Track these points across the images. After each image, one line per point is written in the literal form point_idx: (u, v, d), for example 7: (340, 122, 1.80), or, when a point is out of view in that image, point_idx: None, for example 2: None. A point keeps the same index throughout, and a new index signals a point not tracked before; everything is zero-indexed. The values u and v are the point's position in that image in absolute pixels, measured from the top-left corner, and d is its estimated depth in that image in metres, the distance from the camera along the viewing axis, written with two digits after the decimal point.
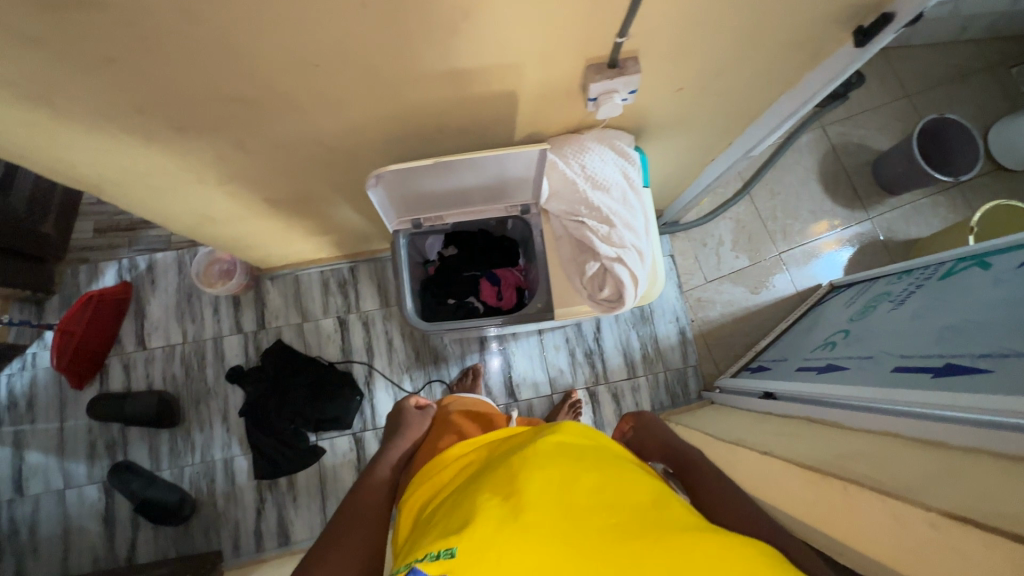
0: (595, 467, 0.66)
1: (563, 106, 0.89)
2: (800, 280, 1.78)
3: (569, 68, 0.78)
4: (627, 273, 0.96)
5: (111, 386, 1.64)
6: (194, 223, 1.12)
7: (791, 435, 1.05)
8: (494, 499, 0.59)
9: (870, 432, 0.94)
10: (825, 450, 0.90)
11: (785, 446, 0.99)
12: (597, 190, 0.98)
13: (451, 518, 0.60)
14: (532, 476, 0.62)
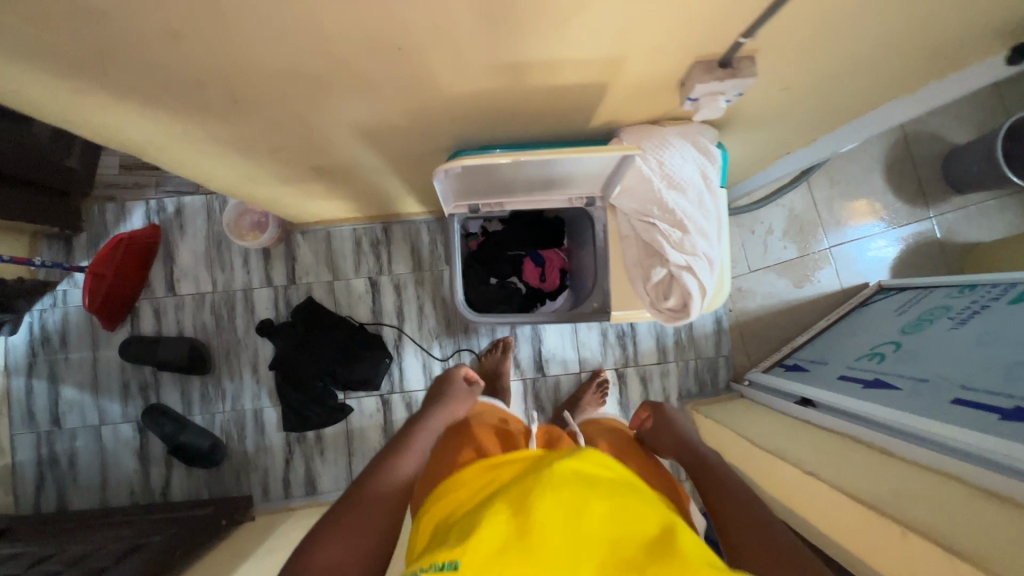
0: (619, 497, 0.57)
1: (653, 99, 0.81)
2: (847, 277, 1.71)
3: (673, 64, 0.69)
4: (696, 284, 0.91)
5: (143, 329, 1.64)
6: (237, 185, 1.06)
7: (836, 458, 1.04)
8: (503, 511, 0.54)
9: (931, 473, 0.93)
10: (885, 492, 0.90)
11: (834, 474, 0.98)
12: (674, 191, 0.91)
13: (461, 531, 0.56)
14: (548, 496, 0.56)
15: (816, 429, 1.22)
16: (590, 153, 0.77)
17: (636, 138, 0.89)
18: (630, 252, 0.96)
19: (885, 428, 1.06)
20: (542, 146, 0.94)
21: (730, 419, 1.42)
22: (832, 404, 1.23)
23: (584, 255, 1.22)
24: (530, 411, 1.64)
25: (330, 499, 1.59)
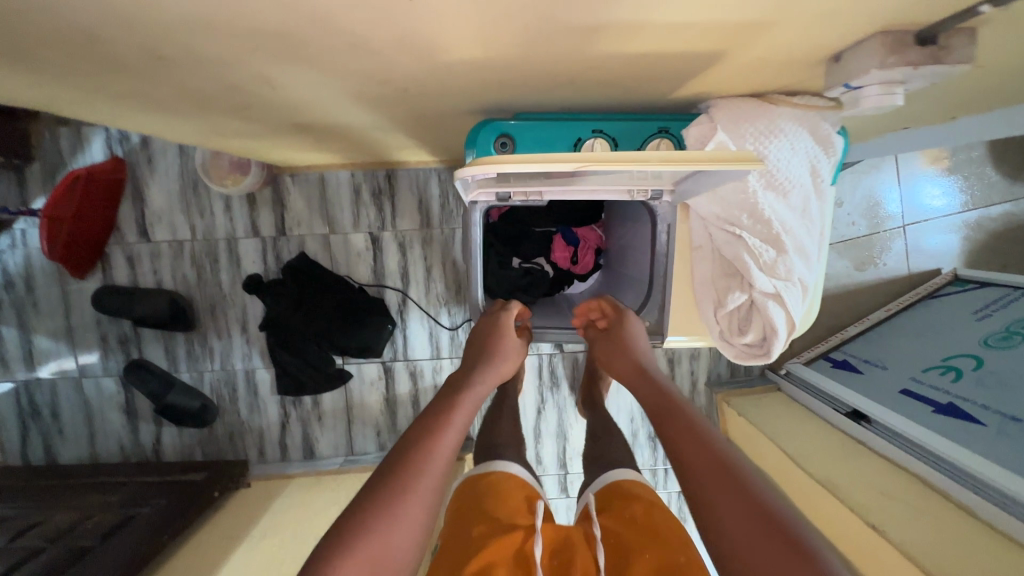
0: None
1: (769, 71, 0.56)
2: (917, 261, 1.49)
3: (825, 35, 0.45)
4: (783, 316, 0.70)
5: (116, 278, 1.46)
6: (197, 135, 0.83)
7: (902, 512, 0.91)
8: None
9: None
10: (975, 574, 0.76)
11: (903, 535, 0.87)
12: (772, 195, 0.68)
13: None
14: None
15: (871, 456, 1.09)
16: (681, 164, 0.54)
17: (734, 122, 0.65)
18: (705, 269, 0.77)
19: (961, 475, 0.92)
20: (601, 121, 0.70)
21: (767, 422, 1.29)
22: (892, 427, 1.08)
23: (628, 241, 1.01)
24: (544, 388, 1.51)
25: (329, 465, 1.52)
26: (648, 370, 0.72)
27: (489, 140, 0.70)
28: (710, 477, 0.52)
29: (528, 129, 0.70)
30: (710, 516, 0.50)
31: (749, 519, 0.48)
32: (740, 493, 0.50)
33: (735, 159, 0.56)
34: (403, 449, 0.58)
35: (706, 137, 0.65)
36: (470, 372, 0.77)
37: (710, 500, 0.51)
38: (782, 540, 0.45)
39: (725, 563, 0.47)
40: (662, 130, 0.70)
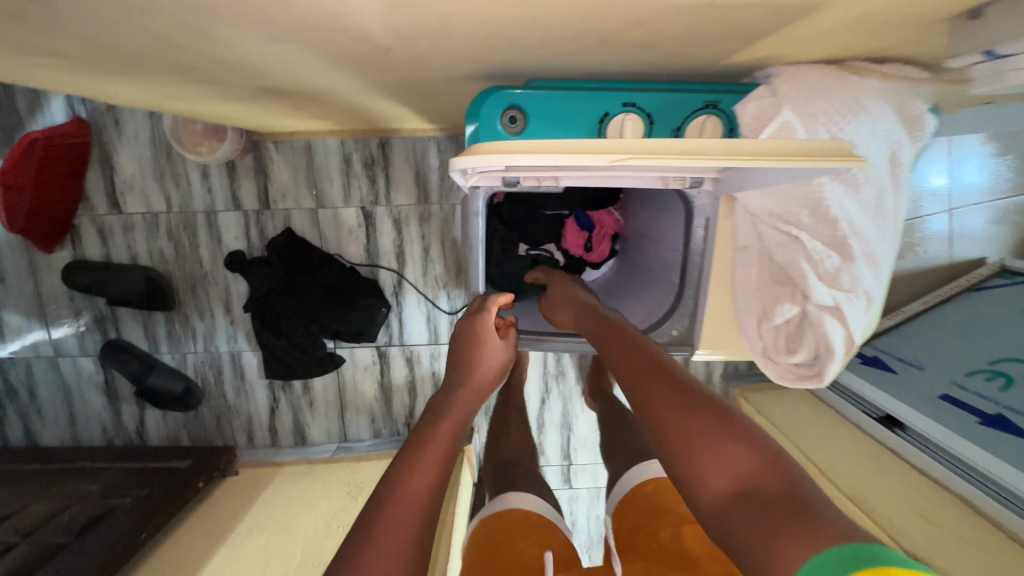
0: None
1: (859, 30, 0.43)
2: (962, 249, 1.36)
3: None
4: (841, 333, 0.59)
5: (89, 252, 1.35)
6: (149, 96, 0.70)
7: (947, 542, 0.83)
8: None
9: None
10: None
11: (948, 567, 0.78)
12: (840, 187, 0.56)
13: None
14: None
15: (908, 469, 1.01)
16: (740, 161, 0.42)
17: (804, 96, 0.51)
18: (750, 273, 0.66)
19: (1013, 501, 0.83)
20: (634, 92, 0.56)
21: (790, 425, 1.20)
22: (931, 438, 0.99)
23: (650, 231, 0.88)
24: (549, 377, 1.42)
25: (321, 452, 1.45)
26: (592, 306, 0.72)
27: (494, 113, 0.57)
28: (646, 377, 0.53)
29: (543, 101, 0.57)
30: (643, 408, 0.51)
31: (677, 400, 0.49)
32: (673, 386, 0.51)
33: (803, 155, 0.43)
34: (353, 546, 0.45)
35: (766, 114, 0.52)
36: (442, 397, 0.63)
37: (643, 393, 0.52)
38: (707, 412, 0.46)
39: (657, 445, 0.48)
40: (710, 105, 0.57)
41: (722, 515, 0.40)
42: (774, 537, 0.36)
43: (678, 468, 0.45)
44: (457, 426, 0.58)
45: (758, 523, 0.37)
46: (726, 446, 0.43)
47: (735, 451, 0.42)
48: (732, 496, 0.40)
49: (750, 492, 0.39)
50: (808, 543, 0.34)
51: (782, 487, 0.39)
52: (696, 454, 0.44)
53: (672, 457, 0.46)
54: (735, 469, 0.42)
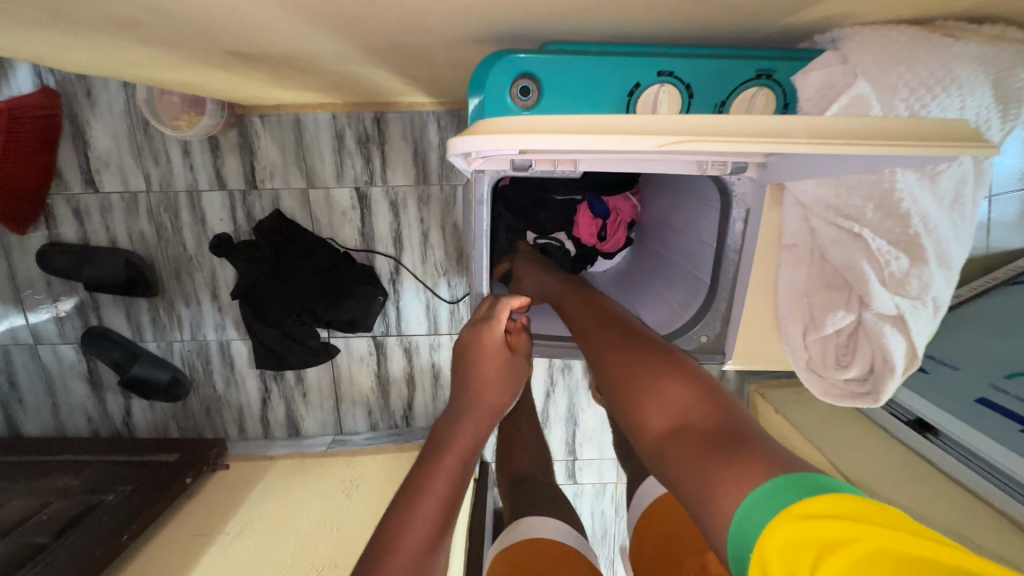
0: None
1: None
2: (1001, 238, 1.24)
3: None
4: (902, 346, 0.51)
5: (64, 233, 1.26)
6: (103, 61, 0.61)
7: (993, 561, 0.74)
8: None
9: None
10: None
11: None
12: (915, 176, 0.46)
13: None
14: None
15: (942, 479, 0.93)
16: (829, 146, 0.32)
17: (881, 64, 0.42)
18: (798, 275, 0.57)
19: None
20: (672, 58, 0.47)
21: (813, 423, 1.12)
22: (967, 444, 0.92)
23: (673, 219, 0.80)
24: (555, 369, 1.35)
25: (316, 445, 1.39)
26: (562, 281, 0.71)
27: (504, 83, 0.48)
28: (606, 337, 0.52)
29: (562, 68, 0.47)
30: (601, 366, 0.50)
31: (632, 354, 0.47)
32: (630, 342, 0.49)
33: (909, 139, 0.33)
34: None
35: (834, 84, 0.44)
36: (450, 423, 0.53)
37: (602, 353, 0.51)
38: (657, 361, 0.44)
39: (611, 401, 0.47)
40: (762, 76, 0.47)
41: (659, 454, 0.38)
42: (707, 468, 0.33)
43: (626, 415, 0.43)
44: (464, 466, 0.50)
45: (690, 456, 0.34)
46: (669, 388, 0.41)
47: (678, 392, 0.40)
48: (669, 434, 0.38)
49: (686, 429, 0.37)
50: (737, 472, 0.31)
51: (719, 422, 0.36)
52: (640, 399, 0.42)
53: (621, 407, 0.44)
54: (675, 409, 0.39)
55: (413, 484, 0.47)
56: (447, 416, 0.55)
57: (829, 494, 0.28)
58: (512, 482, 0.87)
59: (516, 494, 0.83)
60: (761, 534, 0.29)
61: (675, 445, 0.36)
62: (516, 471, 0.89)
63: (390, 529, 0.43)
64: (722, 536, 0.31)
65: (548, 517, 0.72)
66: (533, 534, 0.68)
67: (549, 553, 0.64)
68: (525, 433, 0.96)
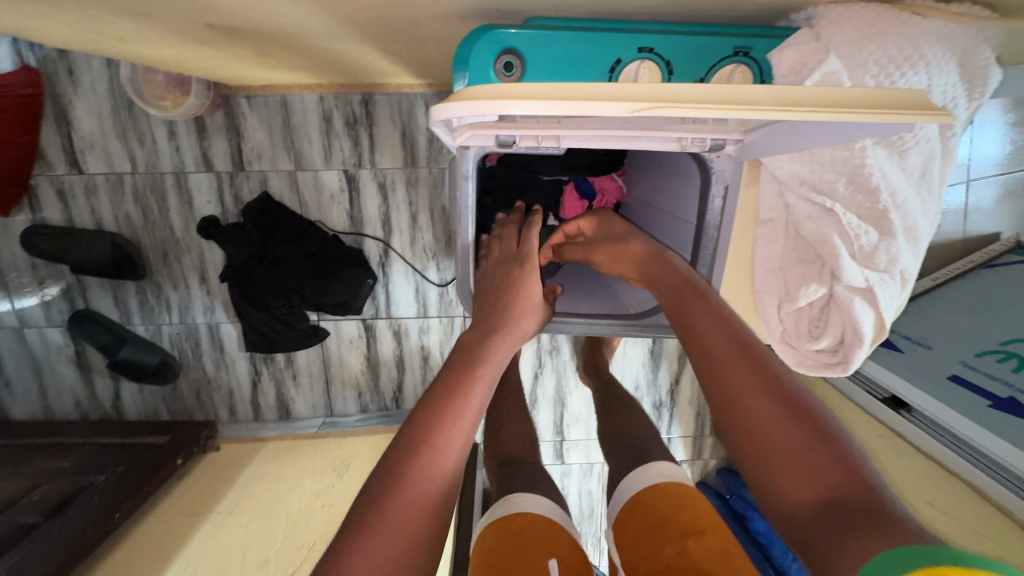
0: None
1: None
2: (978, 223, 1.27)
3: None
4: (870, 318, 0.53)
5: (49, 216, 1.24)
6: (87, 34, 0.61)
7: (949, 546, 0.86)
8: None
9: None
10: None
11: None
12: (884, 152, 0.48)
13: None
14: None
15: (909, 451, 1.00)
16: (795, 114, 0.34)
17: (852, 42, 0.44)
18: (773, 249, 0.59)
19: (1013, 482, 0.83)
20: (652, 34, 0.48)
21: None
22: (938, 420, 0.95)
23: (657, 198, 0.82)
24: (543, 351, 1.37)
25: (306, 426, 1.40)
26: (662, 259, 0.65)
27: (488, 57, 0.49)
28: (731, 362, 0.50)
29: (545, 43, 0.48)
30: (726, 394, 0.48)
31: (769, 398, 0.46)
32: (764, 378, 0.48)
33: (868, 108, 0.35)
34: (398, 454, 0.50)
35: (808, 62, 0.44)
36: (475, 343, 0.62)
37: (733, 378, 0.48)
38: (799, 419, 0.45)
39: (736, 440, 0.47)
40: (740, 52, 0.49)
41: (804, 523, 0.41)
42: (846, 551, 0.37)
43: (762, 470, 0.44)
44: (487, 389, 0.58)
45: (838, 535, 0.38)
46: (818, 459, 0.42)
47: (827, 464, 0.42)
48: (818, 507, 0.40)
49: (836, 505, 0.39)
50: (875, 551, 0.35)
51: (873, 502, 0.39)
52: (785, 464, 0.43)
53: (756, 459, 0.45)
54: (819, 480, 0.41)
55: (440, 391, 0.55)
56: (474, 332, 0.65)
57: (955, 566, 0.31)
58: (499, 460, 0.88)
59: (503, 471, 0.84)
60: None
61: (827, 522, 0.39)
62: (504, 450, 0.91)
63: (420, 424, 0.52)
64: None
65: (533, 493, 0.74)
66: (523, 504, 0.72)
67: (537, 524, 0.67)
68: (512, 415, 0.99)
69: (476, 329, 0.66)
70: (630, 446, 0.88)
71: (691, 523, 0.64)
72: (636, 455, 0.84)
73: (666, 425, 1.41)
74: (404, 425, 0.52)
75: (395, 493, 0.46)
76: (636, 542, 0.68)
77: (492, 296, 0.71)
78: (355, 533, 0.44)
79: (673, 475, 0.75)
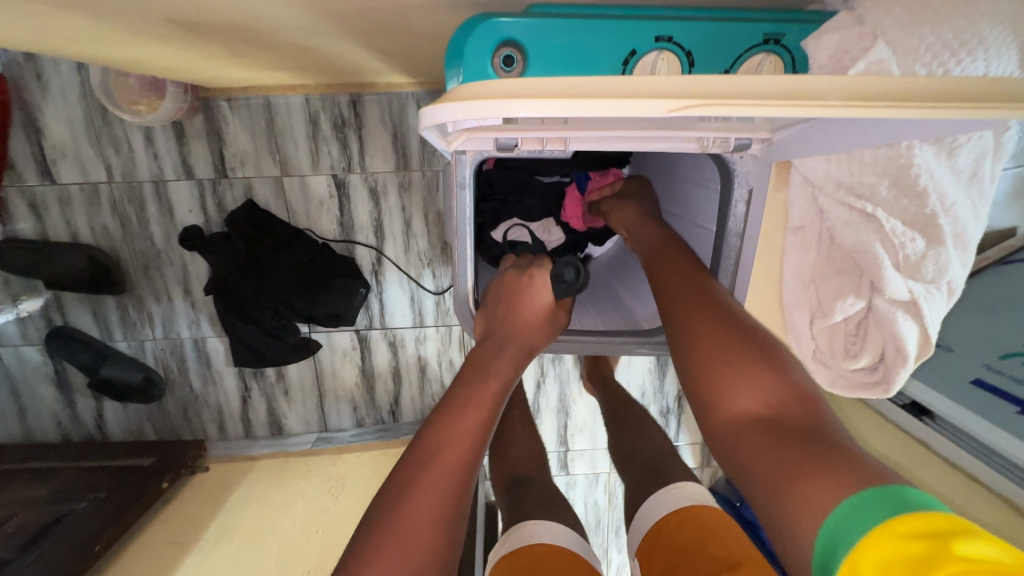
0: None
1: None
2: (994, 218, 1.22)
3: None
4: (915, 333, 0.48)
5: (22, 229, 1.17)
6: (35, 31, 0.54)
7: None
8: None
9: None
10: None
11: None
12: (933, 151, 0.43)
13: None
14: None
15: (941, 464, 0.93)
16: (867, 113, 0.29)
17: (901, 27, 0.39)
18: (801, 260, 0.54)
19: None
20: (670, 21, 0.43)
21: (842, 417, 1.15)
22: (961, 426, 0.92)
23: (670, 199, 0.77)
24: (545, 359, 1.31)
25: (298, 442, 1.35)
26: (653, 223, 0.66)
27: (485, 52, 0.43)
28: (687, 296, 0.51)
29: (550, 35, 0.43)
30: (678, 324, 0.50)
31: (717, 327, 0.48)
32: (715, 311, 0.49)
33: (936, 102, 0.30)
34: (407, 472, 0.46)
35: (850, 49, 0.39)
36: (484, 358, 0.58)
37: (689, 310, 0.50)
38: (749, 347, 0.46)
39: (682, 365, 0.48)
40: (770, 41, 0.43)
41: (737, 439, 0.42)
42: (787, 474, 0.38)
43: (699, 387, 0.46)
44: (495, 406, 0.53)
45: (773, 450, 0.39)
46: (763, 383, 0.44)
47: (772, 389, 0.43)
48: (754, 425, 0.42)
49: (765, 423, 0.42)
50: (828, 478, 0.36)
51: (801, 420, 0.41)
52: (722, 380, 0.45)
53: (697, 378, 0.46)
54: (761, 403, 0.43)
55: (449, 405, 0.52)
56: (486, 346, 0.60)
57: (921, 511, 0.31)
58: (505, 480, 0.83)
59: (509, 492, 0.79)
60: (855, 549, 0.32)
61: (763, 440, 0.41)
62: (507, 468, 0.85)
63: (432, 439, 0.48)
64: (802, 556, 0.35)
65: (543, 521, 0.69)
66: (541, 527, 0.67)
67: (554, 551, 0.63)
68: (516, 429, 0.94)
69: (488, 341, 0.61)
70: (644, 469, 0.83)
71: (723, 557, 0.58)
72: (650, 482, 0.79)
73: (674, 432, 1.37)
74: (402, 457, 0.48)
75: (391, 534, 0.42)
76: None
77: (501, 309, 0.65)
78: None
79: (695, 501, 0.70)
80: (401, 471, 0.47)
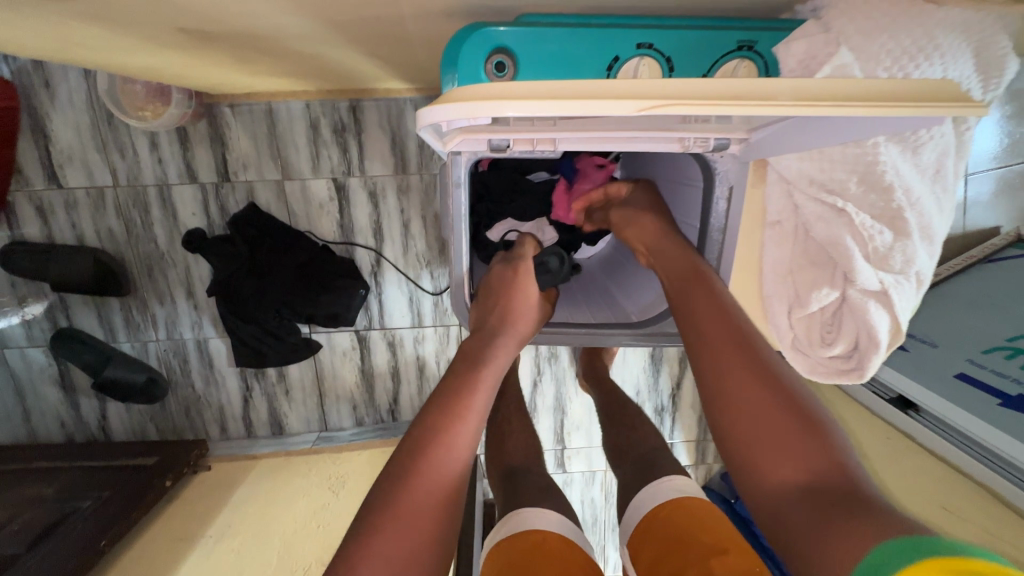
0: None
1: None
2: (978, 217, 1.26)
3: None
4: (887, 322, 0.50)
5: (28, 233, 1.20)
6: (52, 39, 0.57)
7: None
8: None
9: None
10: None
11: None
12: (898, 149, 0.46)
13: None
14: None
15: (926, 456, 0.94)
16: (812, 109, 0.32)
17: (863, 34, 0.42)
18: (779, 253, 0.57)
19: None
20: (650, 29, 0.46)
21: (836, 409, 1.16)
22: (942, 417, 0.93)
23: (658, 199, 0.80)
24: (542, 358, 1.34)
25: (300, 442, 1.37)
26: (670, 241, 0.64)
27: (478, 58, 0.46)
28: (724, 348, 0.52)
29: (539, 42, 0.46)
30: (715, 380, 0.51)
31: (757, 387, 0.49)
32: (753, 371, 0.50)
33: (886, 102, 0.33)
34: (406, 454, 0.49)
35: (816, 55, 0.42)
36: (476, 349, 0.60)
37: (727, 365, 0.51)
38: (790, 411, 0.47)
39: (721, 429, 0.50)
40: (744, 47, 0.46)
41: (781, 504, 0.44)
42: (827, 539, 0.39)
43: (741, 451, 0.48)
44: (489, 393, 0.56)
45: (814, 517, 0.41)
46: (804, 449, 0.45)
47: (813, 454, 0.44)
48: (796, 491, 0.43)
49: (809, 490, 0.43)
50: (863, 543, 0.37)
51: (843, 483, 0.42)
52: (765, 449, 0.47)
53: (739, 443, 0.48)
54: (802, 467, 0.44)
55: (445, 392, 0.54)
56: (477, 338, 0.63)
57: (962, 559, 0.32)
58: (502, 472, 0.85)
59: (506, 484, 0.81)
60: None
61: (805, 506, 0.42)
62: (504, 461, 0.88)
63: (429, 424, 0.51)
64: None
65: (538, 508, 0.71)
66: (538, 515, 0.69)
67: (551, 537, 0.65)
68: (513, 424, 0.96)
69: (482, 332, 0.64)
70: (638, 462, 0.86)
71: (713, 542, 0.61)
72: (644, 473, 0.81)
73: (668, 429, 1.39)
74: (399, 443, 0.51)
75: (389, 514, 0.44)
76: (656, 565, 0.64)
77: (494, 301, 0.68)
78: (352, 556, 0.42)
79: (686, 491, 0.73)
80: (401, 451, 0.50)
